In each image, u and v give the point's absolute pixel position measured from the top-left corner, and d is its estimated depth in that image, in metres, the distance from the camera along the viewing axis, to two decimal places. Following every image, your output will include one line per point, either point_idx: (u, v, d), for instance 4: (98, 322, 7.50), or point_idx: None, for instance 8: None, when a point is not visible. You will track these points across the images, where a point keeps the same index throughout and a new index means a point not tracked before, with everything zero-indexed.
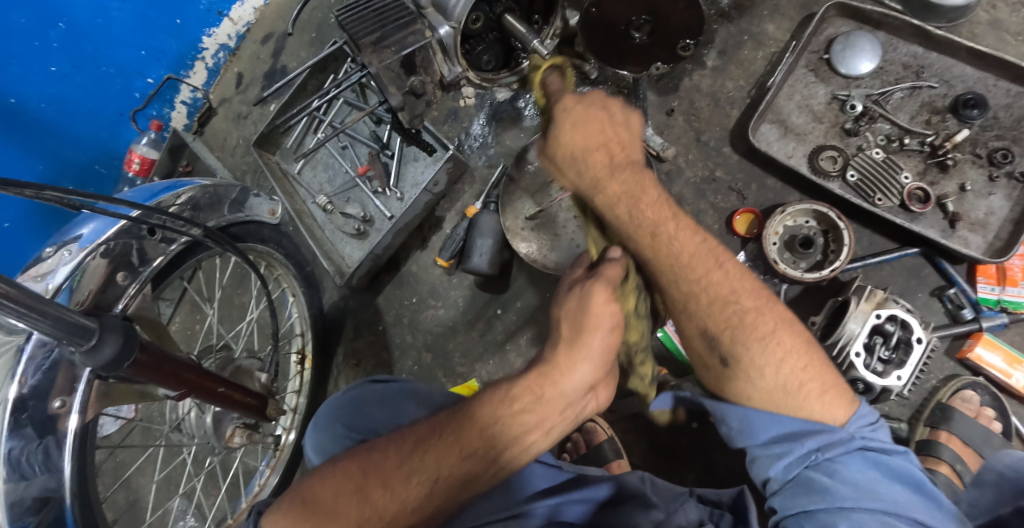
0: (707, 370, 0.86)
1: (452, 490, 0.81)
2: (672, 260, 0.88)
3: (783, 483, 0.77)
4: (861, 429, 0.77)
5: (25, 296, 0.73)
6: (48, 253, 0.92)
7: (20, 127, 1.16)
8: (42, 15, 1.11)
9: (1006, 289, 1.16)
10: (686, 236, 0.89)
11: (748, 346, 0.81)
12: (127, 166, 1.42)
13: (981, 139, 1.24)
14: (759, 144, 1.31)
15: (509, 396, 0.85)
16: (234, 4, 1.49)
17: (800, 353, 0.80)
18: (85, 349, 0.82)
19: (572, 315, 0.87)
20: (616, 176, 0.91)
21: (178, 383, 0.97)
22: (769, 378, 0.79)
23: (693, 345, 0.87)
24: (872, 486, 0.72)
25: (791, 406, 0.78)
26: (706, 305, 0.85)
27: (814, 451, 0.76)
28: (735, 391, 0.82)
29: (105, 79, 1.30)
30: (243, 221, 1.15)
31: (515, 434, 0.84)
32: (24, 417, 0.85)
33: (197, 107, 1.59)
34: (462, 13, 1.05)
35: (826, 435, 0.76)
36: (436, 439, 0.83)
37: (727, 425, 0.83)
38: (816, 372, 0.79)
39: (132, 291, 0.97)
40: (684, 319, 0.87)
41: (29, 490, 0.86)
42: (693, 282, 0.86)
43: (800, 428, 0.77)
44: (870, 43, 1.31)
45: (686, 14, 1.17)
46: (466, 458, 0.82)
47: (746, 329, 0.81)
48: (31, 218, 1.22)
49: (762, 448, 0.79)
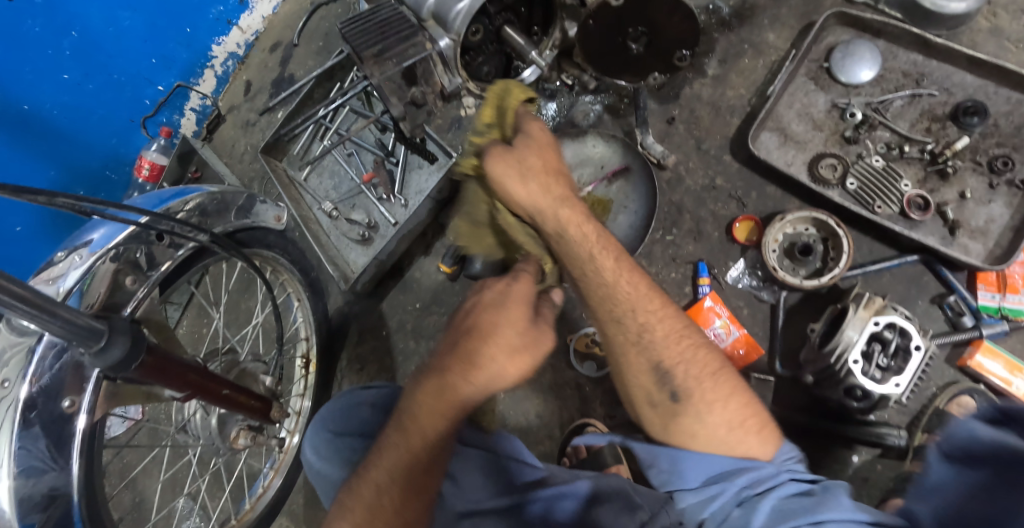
0: (653, 408, 0.91)
1: (423, 523, 0.83)
2: (627, 292, 0.93)
3: (716, 523, 0.83)
4: (784, 462, 0.87)
5: (37, 298, 0.75)
6: (60, 257, 0.94)
7: (32, 132, 1.19)
8: (55, 25, 1.15)
9: (1007, 296, 1.15)
10: (637, 273, 0.96)
11: (699, 382, 0.90)
12: (137, 172, 1.42)
13: (981, 146, 1.24)
14: (759, 151, 1.32)
15: (423, 422, 0.82)
16: (242, 13, 1.54)
17: (739, 390, 0.91)
18: (95, 349, 0.85)
19: (502, 343, 0.79)
20: (567, 207, 0.93)
21: (184, 384, 1.00)
22: (717, 412, 0.88)
23: (642, 380, 0.92)
24: (791, 508, 0.79)
25: (728, 444, 0.87)
26: (662, 337, 0.92)
27: (744, 487, 0.83)
28: (679, 429, 0.89)
29: (117, 87, 1.33)
30: (249, 227, 1.19)
31: (447, 443, 0.83)
32: (33, 415, 0.88)
33: (206, 114, 1.62)
34: (461, 26, 1.06)
35: (755, 470, 0.84)
36: (382, 501, 0.81)
37: (659, 469, 0.90)
38: (753, 408, 0.90)
39: (141, 294, 1.00)
40: (635, 351, 0.92)
41: (38, 487, 0.88)
42: (651, 316, 0.93)
43: (729, 466, 0.86)
44: (869, 51, 1.32)
45: (683, 25, 1.17)
46: (421, 493, 0.82)
47: (698, 365, 0.91)
48: (43, 225, 1.27)
49: (694, 492, 0.86)
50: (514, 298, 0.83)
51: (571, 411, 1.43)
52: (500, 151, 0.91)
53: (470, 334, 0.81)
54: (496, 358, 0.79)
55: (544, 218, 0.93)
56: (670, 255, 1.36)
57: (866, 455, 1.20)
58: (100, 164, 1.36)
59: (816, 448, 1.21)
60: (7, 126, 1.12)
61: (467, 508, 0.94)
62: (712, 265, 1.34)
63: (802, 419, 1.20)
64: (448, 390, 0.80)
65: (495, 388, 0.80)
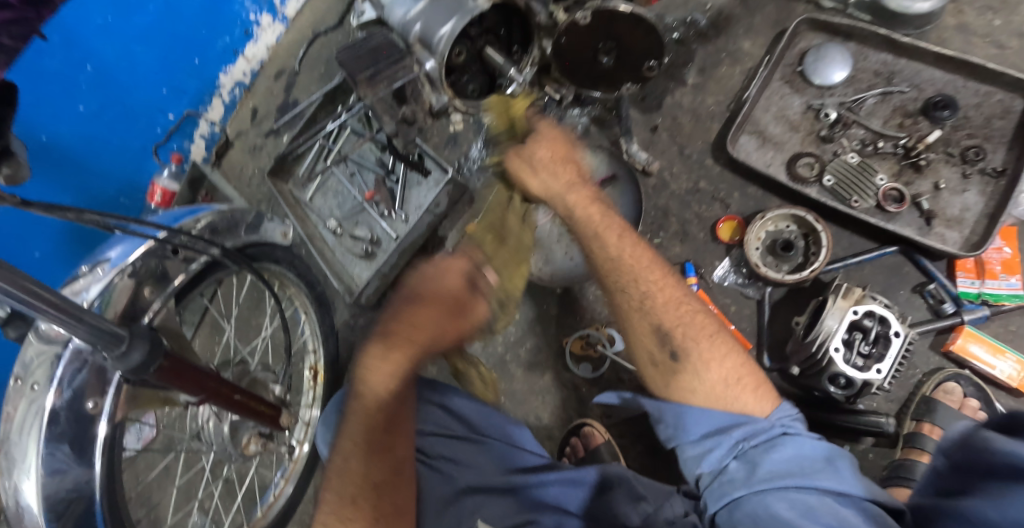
0: (653, 368, 0.96)
1: (397, 477, 0.94)
2: (631, 264, 1.01)
3: (712, 477, 0.86)
4: (781, 419, 0.88)
5: (68, 305, 0.84)
6: (83, 271, 1.05)
7: (54, 162, 1.29)
8: (72, 60, 1.24)
9: (986, 282, 1.20)
10: (643, 249, 1.04)
11: (697, 342, 0.94)
12: (150, 198, 1.56)
13: (953, 138, 1.28)
14: (738, 154, 1.37)
15: (373, 387, 0.87)
16: (248, 43, 1.66)
17: (735, 352, 0.95)
18: (117, 354, 0.95)
19: (447, 307, 0.85)
20: (577, 190, 1.03)
21: (199, 389, 1.09)
22: (715, 370, 0.92)
23: (642, 341, 0.97)
24: (787, 466, 0.82)
25: (725, 400, 0.90)
26: (663, 304, 0.98)
27: (741, 440, 0.86)
28: (679, 387, 0.93)
29: (130, 116, 1.44)
30: (258, 243, 1.29)
31: (400, 402, 0.89)
32: (62, 416, 0.99)
33: (214, 140, 1.75)
34: (445, 49, 1.11)
35: (750, 424, 0.87)
36: (351, 463, 0.91)
37: (665, 423, 0.93)
38: (750, 369, 0.93)
39: (156, 306, 1.10)
40: (639, 316, 0.98)
41: (65, 482, 0.99)
42: (651, 284, 1.00)
43: (727, 421, 0.88)
44: (840, 54, 1.37)
45: (646, 38, 1.20)
46: (388, 452, 0.92)
47: (695, 327, 0.95)
48: (60, 248, 1.38)
49: (694, 445, 0.89)
50: (467, 278, 0.88)
51: (571, 411, 1.50)
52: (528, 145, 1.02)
53: (423, 308, 0.84)
54: (441, 321, 0.84)
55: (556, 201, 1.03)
56: (658, 257, 1.41)
57: (858, 444, 1.22)
58: (116, 191, 1.48)
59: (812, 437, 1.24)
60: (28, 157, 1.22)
61: (470, 485, 1.06)
62: (699, 265, 1.39)
63: None
64: (388, 362, 0.85)
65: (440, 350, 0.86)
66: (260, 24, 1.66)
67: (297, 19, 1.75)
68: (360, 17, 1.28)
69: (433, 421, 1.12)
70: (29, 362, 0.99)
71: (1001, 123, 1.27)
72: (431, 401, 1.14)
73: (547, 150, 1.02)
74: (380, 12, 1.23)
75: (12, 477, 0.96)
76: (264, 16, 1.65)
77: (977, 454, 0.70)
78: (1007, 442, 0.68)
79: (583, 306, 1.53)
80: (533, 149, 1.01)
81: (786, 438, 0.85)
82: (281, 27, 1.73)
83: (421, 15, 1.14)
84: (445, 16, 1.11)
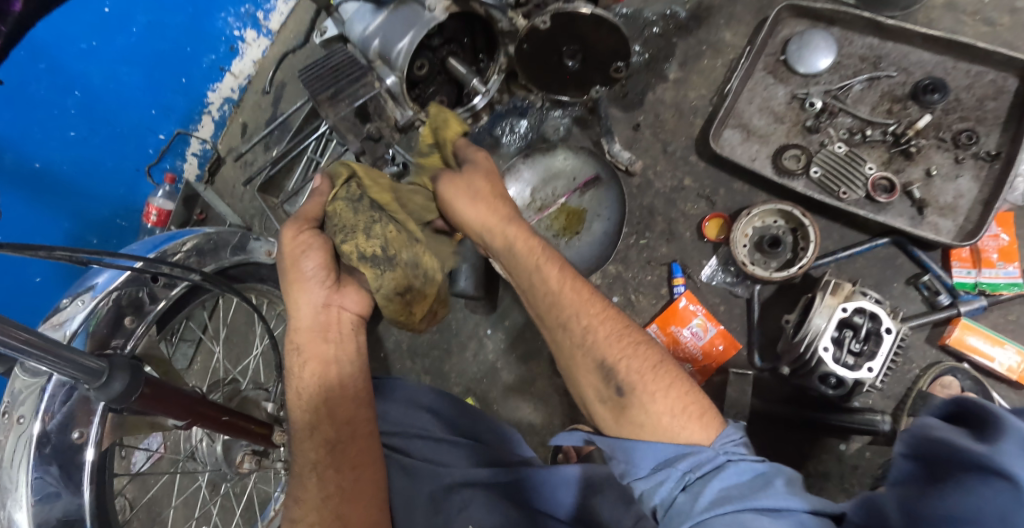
0: (602, 404, 0.92)
1: (336, 457, 0.91)
2: (551, 295, 0.97)
3: (666, 509, 0.80)
4: (724, 446, 0.83)
5: (46, 343, 0.84)
6: (66, 303, 1.07)
7: (46, 190, 1.28)
8: (59, 86, 1.22)
9: (982, 271, 1.16)
10: (579, 280, 0.98)
11: (641, 375, 0.90)
12: (146, 220, 1.52)
13: (944, 123, 1.24)
14: (721, 149, 1.33)
15: (300, 365, 0.96)
16: (234, 59, 1.63)
17: (681, 381, 0.91)
18: (97, 385, 0.94)
19: (291, 251, 0.94)
20: (507, 224, 1.00)
21: (186, 413, 1.09)
22: (660, 401, 0.88)
23: (590, 377, 0.93)
24: (729, 494, 0.76)
25: (666, 435, 0.86)
26: (605, 339, 0.93)
27: (687, 472, 0.81)
28: (629, 422, 0.89)
29: (121, 139, 1.42)
30: (244, 263, 1.28)
31: (328, 364, 0.95)
32: (47, 447, 0.99)
33: (207, 157, 1.72)
34: (404, 63, 1.11)
35: (694, 454, 0.82)
36: (309, 443, 0.93)
37: (617, 459, 0.87)
38: (695, 396, 0.89)
39: (139, 332, 1.11)
40: (582, 353, 0.94)
41: (54, 511, 0.99)
42: (592, 318, 0.95)
43: (673, 452, 0.83)
44: (824, 40, 1.32)
45: (610, 40, 1.17)
46: (320, 425, 0.93)
47: (639, 359, 0.92)
48: (61, 272, 1.35)
49: (645, 480, 0.83)
50: (297, 215, 0.96)
51: (565, 418, 1.48)
52: (452, 178, 1.01)
53: (277, 266, 0.98)
54: (284, 258, 0.95)
55: (492, 233, 1.01)
56: (644, 258, 1.38)
57: (854, 444, 1.20)
58: (113, 214, 1.46)
59: (803, 439, 1.22)
60: (16, 183, 1.20)
61: (456, 481, 1.01)
62: (686, 265, 1.35)
63: (782, 410, 1.20)
64: (294, 318, 0.97)
65: (306, 285, 0.95)
66: (245, 40, 1.62)
67: (282, 32, 1.69)
68: (322, 34, 1.24)
69: (418, 424, 1.11)
70: (16, 395, 1.00)
71: (994, 104, 1.22)
72: (420, 405, 1.13)
73: (484, 184, 1.00)
74: (342, 28, 1.21)
75: (6, 507, 0.96)
76: (248, 31, 1.61)
77: (943, 455, 0.61)
78: (973, 441, 0.59)
79: None
80: (471, 178, 1.00)
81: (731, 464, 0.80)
82: (265, 41, 1.68)
83: (379, 31, 1.14)
84: (402, 30, 1.11)
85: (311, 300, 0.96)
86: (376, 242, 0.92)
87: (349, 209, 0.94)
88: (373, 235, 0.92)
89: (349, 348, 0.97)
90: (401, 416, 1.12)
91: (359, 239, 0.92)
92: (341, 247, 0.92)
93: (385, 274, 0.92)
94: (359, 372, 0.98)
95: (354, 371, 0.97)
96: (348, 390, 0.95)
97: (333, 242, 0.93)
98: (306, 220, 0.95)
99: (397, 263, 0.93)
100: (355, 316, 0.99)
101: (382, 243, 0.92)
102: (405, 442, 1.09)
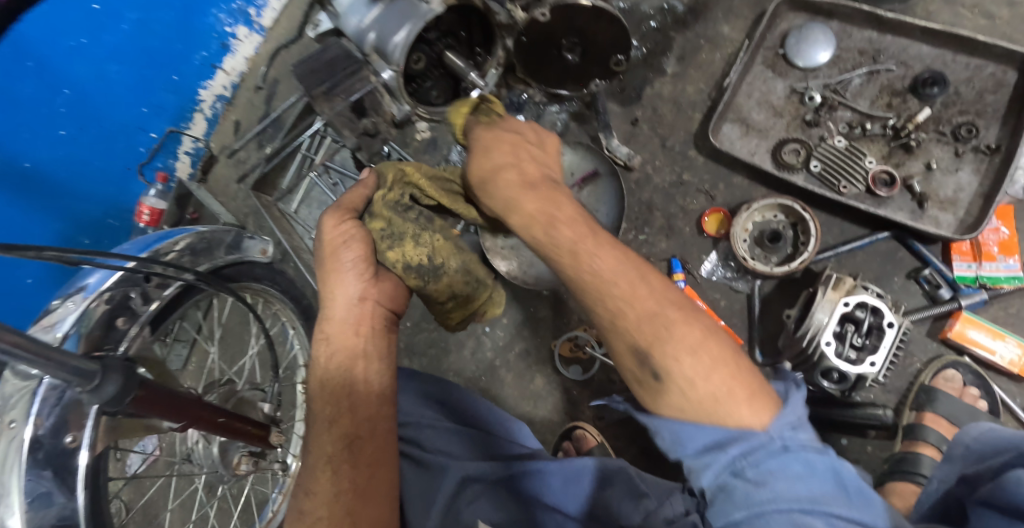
0: (640, 386, 0.84)
1: (353, 454, 0.87)
2: (593, 277, 0.86)
3: (715, 494, 0.74)
4: (782, 431, 0.74)
5: (35, 346, 0.81)
6: (57, 304, 1.03)
7: (31, 188, 1.23)
8: (48, 84, 1.18)
9: (983, 265, 1.17)
10: (609, 253, 0.88)
11: (678, 359, 0.80)
12: (137, 219, 1.50)
13: (944, 116, 1.24)
14: (721, 144, 1.32)
15: (321, 359, 0.94)
16: (225, 56, 1.59)
17: (727, 361, 0.80)
18: (90, 388, 0.90)
19: (334, 236, 0.93)
20: (541, 191, 0.94)
21: (182, 414, 1.06)
22: (700, 387, 0.79)
23: (625, 362, 0.85)
24: (791, 490, 0.70)
25: (718, 415, 0.77)
26: (634, 320, 0.84)
27: (738, 457, 0.74)
28: (668, 404, 0.81)
29: (110, 137, 1.37)
30: (236, 262, 1.25)
31: (354, 359, 0.92)
32: (40, 453, 0.94)
33: (200, 155, 1.68)
34: (400, 57, 1.07)
35: (747, 439, 0.74)
36: (319, 442, 0.89)
37: (661, 437, 0.82)
38: (744, 379, 0.79)
39: (132, 333, 1.08)
40: (614, 336, 0.86)
41: (46, 519, 0.94)
42: (622, 296, 0.85)
43: (723, 435, 0.76)
44: (823, 33, 1.31)
45: (611, 31, 1.20)
46: (339, 418, 0.89)
47: (674, 342, 0.81)
48: (51, 272, 1.30)
49: (692, 460, 0.77)
50: (338, 203, 0.96)
51: (566, 415, 1.47)
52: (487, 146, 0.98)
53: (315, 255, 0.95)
54: (328, 231, 0.93)
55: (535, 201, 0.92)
56: (644, 254, 1.36)
57: (858, 438, 1.19)
58: (104, 213, 1.42)
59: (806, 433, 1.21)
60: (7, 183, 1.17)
61: (468, 475, 0.99)
62: (686, 260, 1.34)
63: None
64: (328, 307, 0.95)
65: (342, 282, 0.93)
66: (236, 37, 1.58)
67: (275, 29, 1.67)
68: (317, 28, 1.26)
69: (425, 418, 1.08)
70: (7, 398, 0.94)
71: (993, 98, 1.22)
72: (427, 401, 1.10)
73: (495, 158, 0.96)
74: (335, 22, 1.20)
75: None
76: (240, 28, 1.58)
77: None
78: None
79: (570, 308, 1.50)
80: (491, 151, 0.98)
81: (788, 452, 0.73)
82: (258, 38, 1.64)
83: (374, 24, 1.12)
84: (398, 24, 1.08)
85: (348, 293, 0.94)
86: (424, 251, 0.96)
87: (397, 216, 0.96)
88: (421, 244, 0.96)
89: (380, 344, 0.94)
90: (409, 409, 1.09)
91: (407, 248, 0.95)
92: (385, 251, 0.95)
93: (426, 284, 0.98)
94: (386, 371, 0.95)
95: (379, 371, 0.94)
96: (374, 388, 0.92)
97: (375, 244, 0.95)
98: (347, 209, 0.95)
99: (442, 273, 0.99)
100: (388, 312, 0.97)
101: (429, 251, 0.97)
102: (416, 433, 1.05)
